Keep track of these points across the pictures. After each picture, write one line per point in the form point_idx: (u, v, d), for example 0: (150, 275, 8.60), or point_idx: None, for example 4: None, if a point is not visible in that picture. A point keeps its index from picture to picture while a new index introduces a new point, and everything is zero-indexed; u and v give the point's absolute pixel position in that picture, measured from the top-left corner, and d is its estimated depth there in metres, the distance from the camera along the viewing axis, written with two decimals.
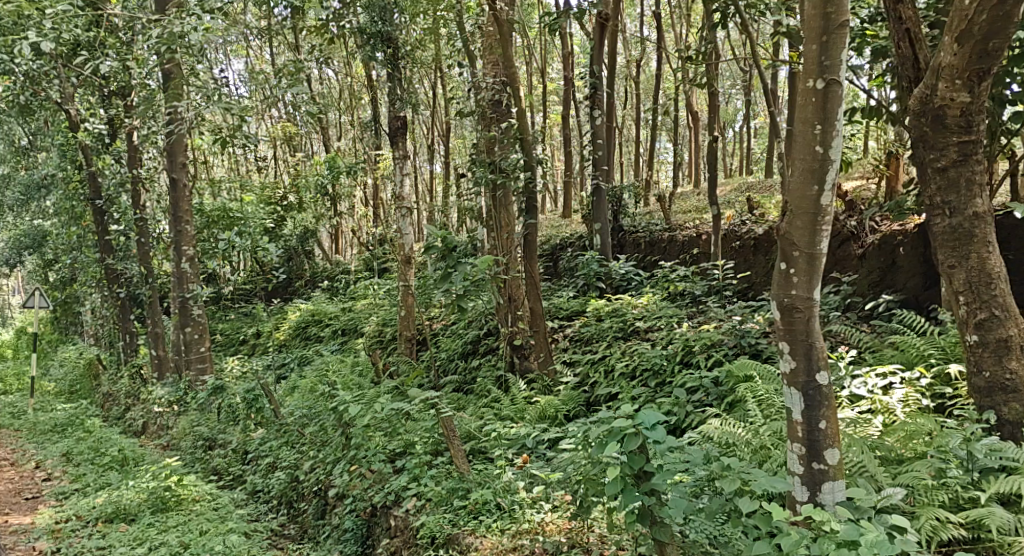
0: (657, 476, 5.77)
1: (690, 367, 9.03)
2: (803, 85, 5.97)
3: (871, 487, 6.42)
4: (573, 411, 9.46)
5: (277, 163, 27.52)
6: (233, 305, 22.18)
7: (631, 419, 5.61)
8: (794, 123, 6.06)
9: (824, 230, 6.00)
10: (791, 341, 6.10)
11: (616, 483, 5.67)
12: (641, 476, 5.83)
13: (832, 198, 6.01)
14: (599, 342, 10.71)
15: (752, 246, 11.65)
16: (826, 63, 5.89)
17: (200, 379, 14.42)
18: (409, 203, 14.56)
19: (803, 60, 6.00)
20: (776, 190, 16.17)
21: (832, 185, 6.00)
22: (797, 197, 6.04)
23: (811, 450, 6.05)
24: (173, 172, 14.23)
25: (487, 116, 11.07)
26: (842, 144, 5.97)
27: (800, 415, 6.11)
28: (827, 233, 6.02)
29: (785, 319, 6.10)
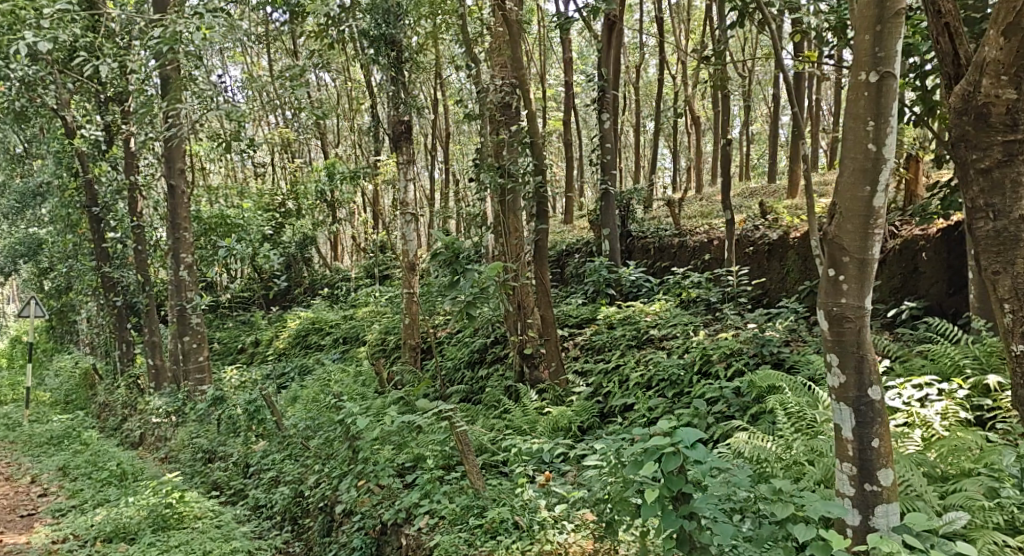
0: (698, 498, 5.56)
1: (709, 377, 8.75)
2: (855, 79, 5.74)
3: (930, 511, 6.14)
4: (588, 422, 9.19)
5: (275, 169, 27.23)
6: (231, 313, 21.85)
7: (669, 436, 5.46)
8: (844, 119, 5.82)
9: (876, 234, 5.77)
10: (841, 353, 5.84)
11: (654, 506, 5.47)
12: (679, 498, 5.63)
13: (885, 200, 5.78)
14: (612, 351, 10.43)
15: (767, 251, 11.39)
16: (880, 55, 5.68)
17: (199, 389, 14.08)
18: (413, 209, 14.27)
19: (854, 52, 5.78)
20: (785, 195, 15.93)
21: (884, 186, 5.77)
22: (848, 198, 5.79)
23: (864, 471, 5.83)
24: (171, 179, 13.91)
25: (496, 120, 10.79)
26: (895, 143, 5.74)
27: (850, 432, 5.86)
28: (879, 238, 5.78)
29: (835, 330, 5.84)
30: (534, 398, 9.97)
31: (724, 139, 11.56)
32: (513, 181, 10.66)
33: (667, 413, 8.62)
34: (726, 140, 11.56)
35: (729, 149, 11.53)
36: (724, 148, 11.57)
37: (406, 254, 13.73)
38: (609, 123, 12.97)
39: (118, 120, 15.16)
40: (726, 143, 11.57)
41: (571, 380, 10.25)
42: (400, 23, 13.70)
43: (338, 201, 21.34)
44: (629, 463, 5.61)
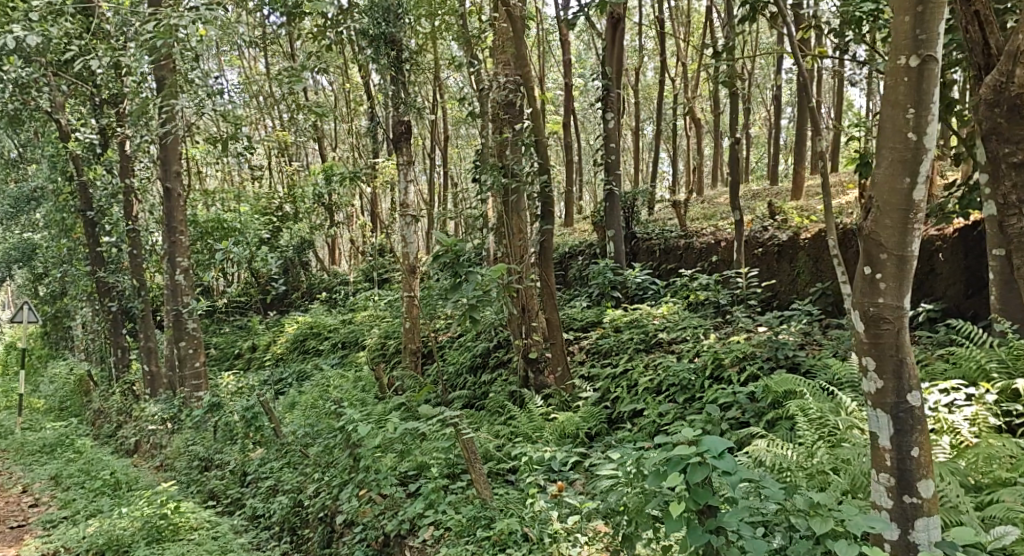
0: (726, 512, 5.37)
1: (721, 382, 8.51)
2: (894, 63, 5.54)
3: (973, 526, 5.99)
4: (595, 429, 8.95)
5: (272, 172, 26.96)
6: (228, 318, 21.57)
7: (695, 447, 5.27)
8: (883, 106, 5.62)
9: (915, 228, 5.57)
10: (879, 356, 5.65)
11: (681, 520, 5.29)
12: (705, 512, 5.44)
13: (925, 192, 5.57)
14: (619, 355, 10.16)
15: (776, 253, 11.15)
16: (921, 38, 5.48)
17: (195, 396, 13.79)
18: (413, 211, 14.01)
19: (893, 35, 5.58)
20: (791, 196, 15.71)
21: (924, 177, 5.57)
22: (887, 191, 5.59)
23: (902, 482, 5.63)
24: (167, 181, 13.62)
25: (501, 117, 10.54)
26: (936, 132, 5.54)
27: (888, 440, 5.67)
28: (918, 233, 5.58)
29: (872, 331, 5.65)
30: (539, 404, 9.71)
31: (733, 137, 11.32)
32: (516, 180, 10.37)
33: (678, 419, 8.38)
34: (735, 139, 11.32)
35: (738, 148, 11.29)
36: (733, 147, 11.32)
37: (406, 257, 13.47)
38: (614, 122, 12.75)
39: (113, 122, 14.88)
40: (735, 142, 11.33)
41: (578, 385, 9.99)
42: (400, 22, 13.45)
43: (336, 204, 21.08)
44: (652, 475, 5.43)
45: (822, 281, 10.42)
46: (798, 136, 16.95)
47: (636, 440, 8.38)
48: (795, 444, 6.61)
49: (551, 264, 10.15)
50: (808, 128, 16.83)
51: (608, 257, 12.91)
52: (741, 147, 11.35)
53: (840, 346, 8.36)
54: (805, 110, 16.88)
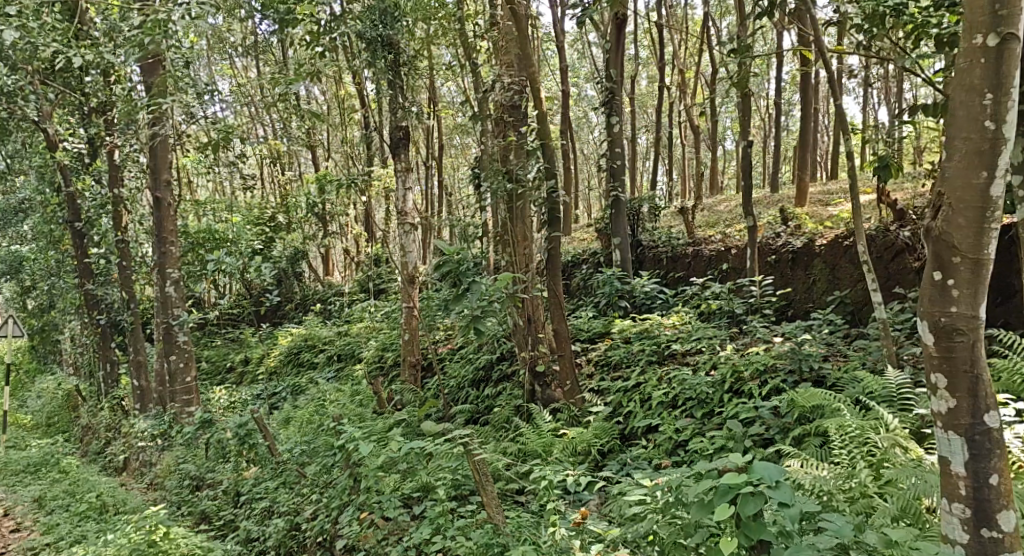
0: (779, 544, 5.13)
1: (742, 396, 8.09)
2: (969, 45, 5.26)
3: None
4: (608, 446, 8.56)
5: (264, 183, 26.48)
6: (220, 331, 21.06)
7: (743, 474, 5.02)
8: (956, 92, 5.33)
9: (992, 229, 5.27)
10: (951, 371, 5.35)
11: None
12: (757, 546, 5.20)
13: (1003, 188, 5.27)
14: (630, 368, 9.72)
15: (790, 260, 10.74)
16: (1000, 16, 5.20)
17: (187, 412, 13.26)
18: (412, 219, 13.58)
19: (967, 15, 5.30)
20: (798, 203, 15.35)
21: (1002, 172, 5.27)
22: (961, 187, 5.29)
23: (979, 515, 5.31)
24: (156, 189, 13.12)
25: (501, 120, 10.19)
26: (1015, 120, 5.25)
27: (963, 467, 5.36)
28: (995, 235, 5.28)
29: (943, 343, 5.34)
30: (548, 420, 9.25)
31: (744, 141, 10.95)
32: (519, 185, 10.02)
33: (697, 434, 7.95)
34: (746, 143, 10.95)
35: (749, 152, 10.92)
36: (744, 152, 10.95)
37: (404, 266, 13.04)
38: (619, 126, 12.34)
39: (102, 130, 14.38)
40: (747, 146, 10.96)
41: (589, 399, 9.54)
42: (397, 24, 13.03)
43: (330, 213, 20.65)
44: (696, 505, 5.16)
45: (839, 290, 10.04)
46: (800, 141, 16.57)
47: (654, 458, 7.94)
48: (829, 466, 6.35)
49: (558, 272, 9.69)
50: (810, 135, 16.45)
51: (614, 265, 12.50)
52: (753, 151, 10.97)
53: (868, 357, 7.95)
54: (806, 115, 16.51)
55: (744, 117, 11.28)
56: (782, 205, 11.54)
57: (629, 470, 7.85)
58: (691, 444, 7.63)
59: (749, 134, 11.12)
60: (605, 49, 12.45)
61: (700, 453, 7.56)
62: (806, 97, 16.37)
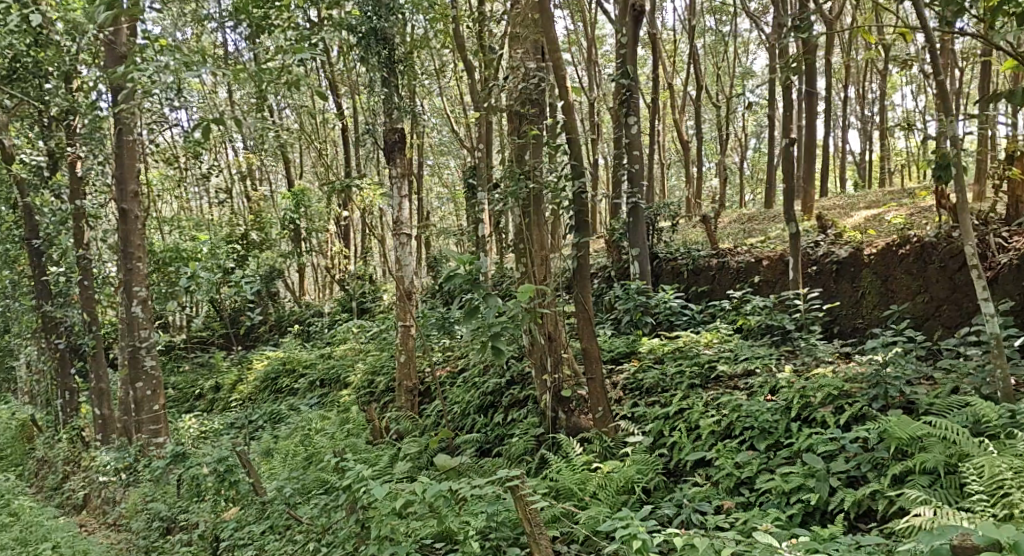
0: None
1: (814, 423, 6.99)
2: None
3: None
4: (653, 483, 7.45)
5: (233, 200, 25.06)
6: (188, 355, 19.58)
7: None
8: None
9: None
10: None
11: None
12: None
13: None
14: (669, 391, 8.59)
15: (835, 270, 9.68)
16: None
17: (155, 445, 11.82)
18: (408, 230, 12.35)
19: None
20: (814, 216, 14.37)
21: None
22: None
23: None
24: (123, 200, 11.75)
25: (516, 116, 9.16)
26: None
27: None
28: None
29: None
30: (576, 451, 8.13)
31: (785, 141, 9.94)
32: (537, 188, 8.98)
33: (764, 470, 6.85)
34: (788, 143, 9.93)
35: (792, 152, 9.91)
36: (785, 152, 9.93)
37: (401, 281, 11.99)
38: (638, 127, 11.22)
39: (63, 139, 12.80)
40: (788, 146, 9.94)
41: (623, 428, 8.40)
42: (393, 17, 11.98)
43: (310, 230, 19.42)
44: None
45: (896, 304, 9.00)
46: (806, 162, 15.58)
47: (714, 499, 6.81)
48: (969, 516, 5.47)
49: (587, 284, 8.56)
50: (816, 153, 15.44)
51: (632, 279, 11.39)
52: (796, 151, 9.96)
53: (962, 379, 6.91)
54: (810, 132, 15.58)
55: (785, 115, 10.27)
56: (820, 211, 10.49)
57: (689, 513, 6.72)
58: (762, 484, 6.54)
59: (791, 133, 10.11)
60: (621, 43, 11.40)
61: (774, 493, 6.47)
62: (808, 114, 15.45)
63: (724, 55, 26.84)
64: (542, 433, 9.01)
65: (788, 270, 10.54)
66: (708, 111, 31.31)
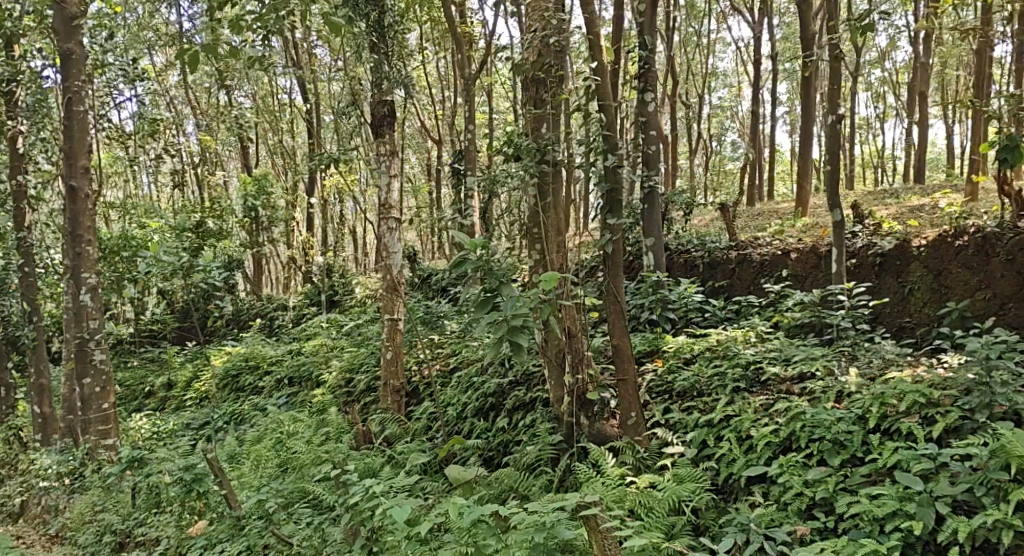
0: None
1: (897, 436, 6.12)
2: None
3: None
4: (702, 501, 6.47)
5: (183, 186, 23.45)
6: (137, 350, 18.08)
7: None
8: None
9: None
10: None
11: None
12: None
13: None
14: (709, 392, 7.61)
15: (877, 264, 8.71)
16: None
17: (105, 448, 10.41)
18: (397, 214, 11.19)
19: None
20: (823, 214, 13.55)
21: None
22: None
23: None
24: (71, 176, 10.24)
25: (533, 83, 8.30)
26: None
27: None
28: None
29: None
30: (607, 462, 7.14)
31: (833, 114, 8.52)
32: (554, 166, 8.28)
33: (843, 490, 5.97)
34: (836, 119, 8.45)
35: (840, 128, 8.49)
36: (832, 126, 8.49)
37: (388, 270, 10.85)
38: (655, 105, 10.21)
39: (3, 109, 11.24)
40: (836, 119, 8.48)
41: (658, 437, 7.40)
42: None
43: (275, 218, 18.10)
44: None
45: (952, 299, 8.14)
46: (804, 141, 16.91)
47: (785, 523, 5.93)
48: None
49: (619, 273, 7.46)
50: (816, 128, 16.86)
51: (644, 272, 10.36)
52: (843, 128, 8.54)
53: None
54: (809, 110, 16.72)
55: (831, 89, 8.69)
56: (855, 199, 9.60)
57: (758, 540, 5.85)
58: (853, 509, 5.76)
59: (839, 105, 8.60)
60: (639, 12, 10.41)
61: (866, 519, 5.71)
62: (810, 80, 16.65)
63: (702, 50, 26.02)
64: (561, 442, 8.01)
65: (819, 265, 9.62)
66: (677, 110, 30.55)
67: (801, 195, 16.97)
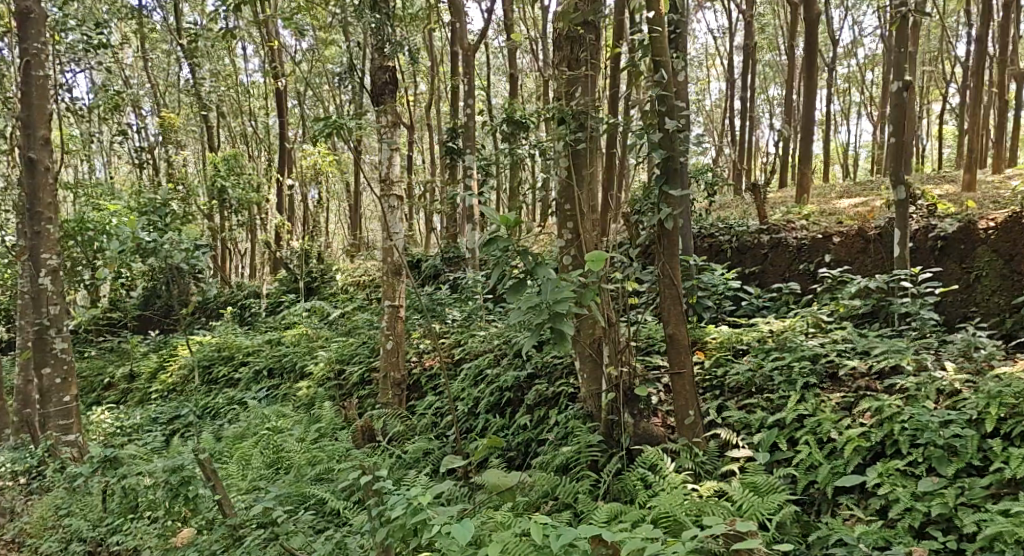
0: None
1: (1019, 441, 5.73)
2: None
3: None
4: (785, 516, 5.78)
5: (136, 168, 21.91)
6: (94, 339, 16.67)
7: None
8: None
9: None
10: None
11: None
12: None
13: None
14: (771, 387, 6.77)
15: (936, 250, 7.99)
16: None
17: (67, 445, 9.13)
18: (397, 192, 10.18)
19: None
20: (834, 203, 12.79)
21: None
22: None
23: None
24: (31, 147, 9.03)
25: (569, 40, 7.46)
26: None
27: None
28: None
29: None
30: (665, 466, 6.33)
31: (900, 81, 7.76)
32: (593, 134, 7.41)
33: (963, 504, 5.57)
34: (903, 86, 7.71)
35: (906, 97, 7.75)
36: (899, 95, 7.74)
37: (389, 252, 9.86)
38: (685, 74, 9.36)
39: None
40: (903, 87, 7.73)
41: (718, 438, 6.55)
42: None
43: (247, 200, 16.95)
44: None
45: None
46: (803, 133, 16.23)
47: (898, 543, 5.50)
48: None
49: (675, 253, 6.62)
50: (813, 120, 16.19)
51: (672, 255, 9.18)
52: (909, 96, 7.80)
53: None
54: (811, 94, 15.97)
55: (898, 54, 7.93)
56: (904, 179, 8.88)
57: None
58: (990, 529, 5.35)
59: (906, 71, 7.84)
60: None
61: (1006, 540, 5.31)
62: (811, 69, 15.91)
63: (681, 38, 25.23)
64: (601, 442, 7.12)
65: (866, 250, 8.91)
66: None
67: (801, 183, 16.22)
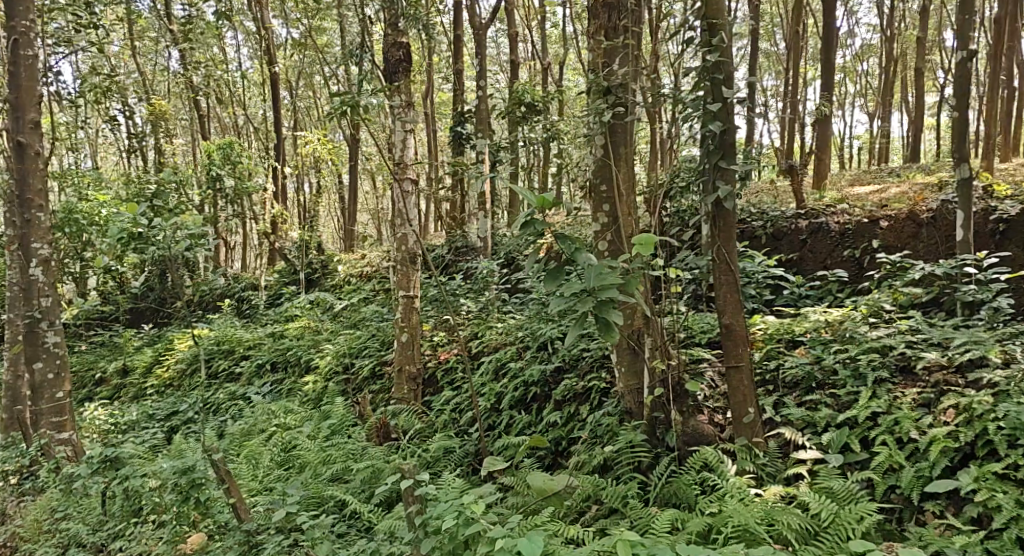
0: None
1: None
2: None
3: None
4: (866, 526, 5.41)
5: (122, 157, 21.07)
6: (84, 333, 15.93)
7: None
8: None
9: None
10: None
11: None
12: None
13: None
14: (836, 382, 6.29)
15: (997, 234, 7.51)
16: None
17: (61, 444, 8.43)
18: (411, 176, 9.56)
19: None
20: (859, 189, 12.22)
21: None
22: None
23: None
24: (19, 131, 8.40)
25: (607, 8, 6.89)
26: None
27: None
28: None
29: None
30: (727, 469, 5.87)
31: (964, 50, 7.21)
32: (634, 109, 6.86)
33: None
34: (966, 55, 7.17)
35: (969, 67, 7.21)
36: (963, 65, 7.20)
37: (404, 239, 9.25)
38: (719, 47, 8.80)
39: None
40: (968, 56, 7.19)
41: (780, 438, 6.08)
42: None
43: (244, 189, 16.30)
44: None
45: None
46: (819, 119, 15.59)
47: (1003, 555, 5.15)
48: None
49: (732, 234, 6.11)
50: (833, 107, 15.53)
51: None
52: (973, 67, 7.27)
53: None
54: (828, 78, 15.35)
55: (959, 23, 7.39)
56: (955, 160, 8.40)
57: None
58: None
59: (969, 41, 7.30)
60: None
61: None
62: (829, 51, 15.25)
63: None
64: (646, 440, 6.58)
65: (916, 235, 8.43)
66: None
67: (818, 172, 15.57)
